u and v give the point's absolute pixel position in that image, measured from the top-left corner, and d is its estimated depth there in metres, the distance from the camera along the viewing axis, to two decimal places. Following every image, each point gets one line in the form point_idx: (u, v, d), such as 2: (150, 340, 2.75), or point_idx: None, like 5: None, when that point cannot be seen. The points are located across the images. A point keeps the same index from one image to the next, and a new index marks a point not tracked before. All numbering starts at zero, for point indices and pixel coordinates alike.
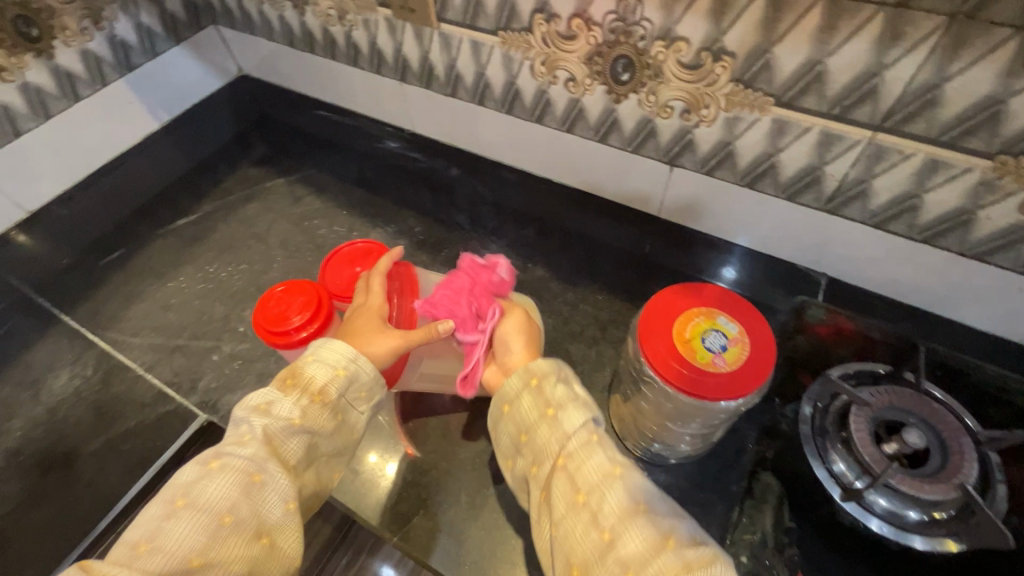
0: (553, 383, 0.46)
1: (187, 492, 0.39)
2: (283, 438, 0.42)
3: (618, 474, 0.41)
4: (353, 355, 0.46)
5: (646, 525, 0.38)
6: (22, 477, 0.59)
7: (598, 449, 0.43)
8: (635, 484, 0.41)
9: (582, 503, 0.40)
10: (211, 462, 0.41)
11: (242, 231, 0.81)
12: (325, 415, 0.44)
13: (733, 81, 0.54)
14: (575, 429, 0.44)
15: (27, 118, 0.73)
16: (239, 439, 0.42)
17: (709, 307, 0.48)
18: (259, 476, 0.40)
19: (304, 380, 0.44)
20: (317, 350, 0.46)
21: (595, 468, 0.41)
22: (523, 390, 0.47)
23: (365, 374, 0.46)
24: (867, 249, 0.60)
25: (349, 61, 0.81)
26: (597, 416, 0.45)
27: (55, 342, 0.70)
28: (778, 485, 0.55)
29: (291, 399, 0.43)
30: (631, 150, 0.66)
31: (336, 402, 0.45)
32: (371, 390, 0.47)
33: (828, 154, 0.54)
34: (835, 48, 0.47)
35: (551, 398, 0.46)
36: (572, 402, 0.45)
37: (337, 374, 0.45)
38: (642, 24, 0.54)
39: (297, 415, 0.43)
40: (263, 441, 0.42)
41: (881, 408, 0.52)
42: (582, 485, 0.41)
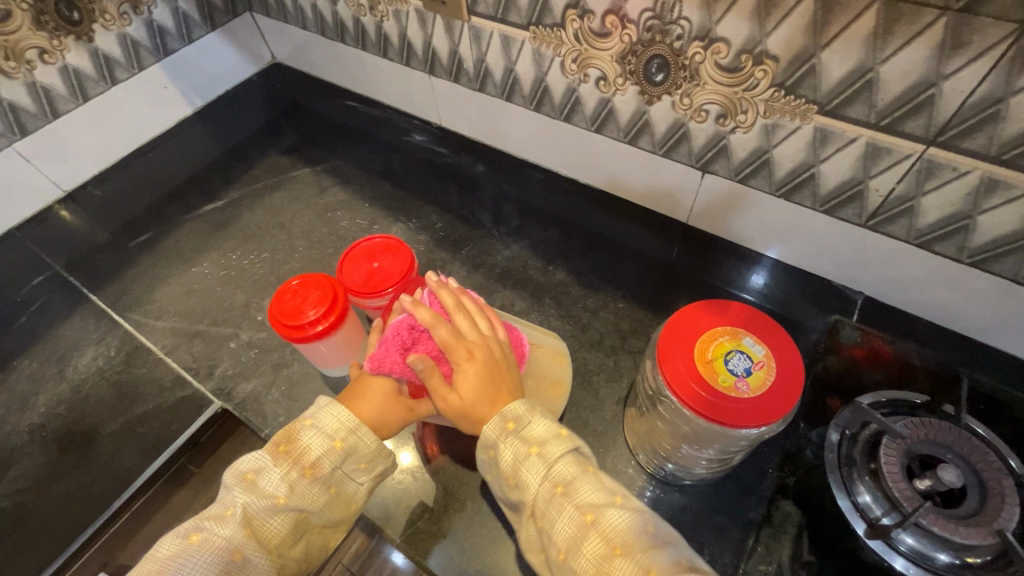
0: (505, 446, 0.43)
1: (161, 571, 0.39)
2: (265, 516, 0.41)
3: (591, 520, 0.39)
4: (353, 424, 0.44)
5: (626, 567, 0.37)
6: (45, 451, 0.60)
7: (566, 501, 0.40)
8: (608, 527, 0.39)
9: (564, 562, 0.39)
10: (191, 537, 0.40)
11: (267, 220, 0.81)
12: (316, 491, 0.43)
13: (774, 86, 0.51)
14: (539, 485, 0.41)
15: (65, 99, 0.75)
16: (221, 512, 0.41)
17: (734, 326, 0.46)
18: (238, 554, 0.40)
19: (297, 450, 0.43)
20: (316, 413, 0.45)
21: (567, 524, 0.40)
22: (490, 453, 0.44)
23: (365, 445, 0.45)
24: (909, 269, 0.57)
25: (379, 53, 0.80)
26: (561, 459, 0.42)
27: (83, 320, 0.72)
28: (799, 516, 0.52)
29: (281, 472, 0.42)
30: (662, 153, 0.64)
31: (328, 477, 0.43)
32: (372, 460, 0.45)
33: (874, 168, 0.51)
34: (889, 55, 0.44)
35: (505, 462, 0.43)
36: (522, 460, 0.42)
37: (334, 445, 0.43)
38: (680, 24, 0.52)
39: (283, 493, 0.41)
40: (241, 521, 0.40)
41: (915, 442, 0.49)
42: (558, 543, 0.40)
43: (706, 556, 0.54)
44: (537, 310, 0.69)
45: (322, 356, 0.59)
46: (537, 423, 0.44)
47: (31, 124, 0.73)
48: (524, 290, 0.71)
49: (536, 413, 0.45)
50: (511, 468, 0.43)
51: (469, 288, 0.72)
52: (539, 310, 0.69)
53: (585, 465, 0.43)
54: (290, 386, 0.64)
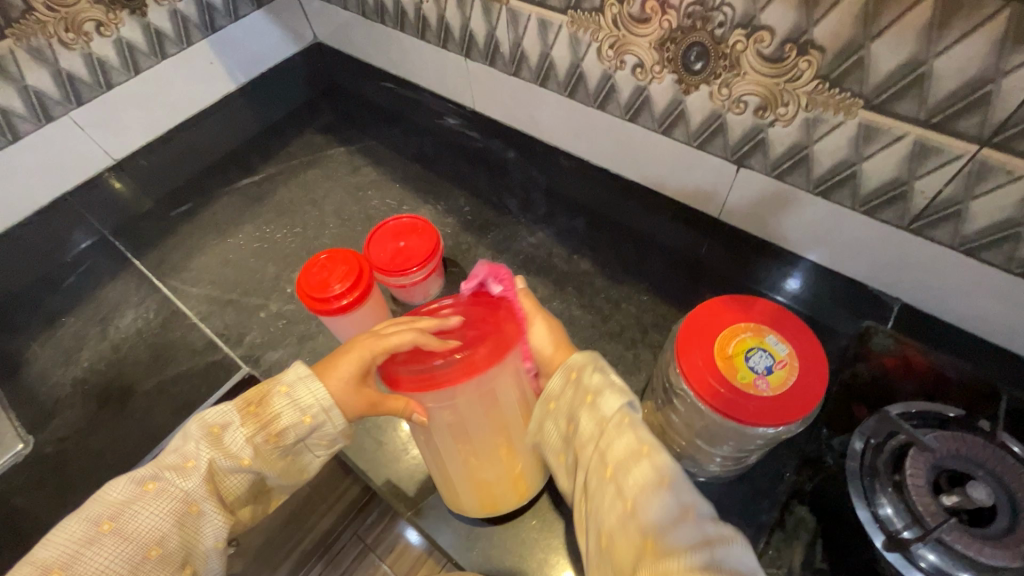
0: (591, 372, 0.44)
1: (114, 515, 0.39)
2: (226, 473, 0.42)
3: (646, 450, 0.39)
4: (328, 405, 0.44)
5: (666, 497, 0.36)
6: (85, 403, 0.64)
7: (627, 430, 0.40)
8: (662, 459, 0.38)
9: (609, 479, 0.39)
10: (147, 485, 0.40)
11: (301, 196, 0.83)
12: (276, 457, 0.44)
13: (818, 79, 0.49)
14: (608, 412, 0.42)
15: (119, 72, 0.78)
16: (180, 464, 0.41)
17: (758, 323, 0.45)
18: (194, 507, 0.41)
19: (267, 414, 0.43)
20: (292, 381, 0.44)
21: (624, 446, 0.40)
22: (572, 377, 0.45)
23: (332, 426, 0.45)
24: (953, 276, 0.54)
25: (417, 35, 0.80)
26: (638, 401, 0.43)
27: (126, 282, 0.75)
28: (813, 523, 0.51)
29: (246, 434, 0.42)
30: (696, 145, 0.62)
31: (290, 447, 0.44)
32: (334, 439, 0.46)
33: (921, 168, 0.49)
34: (944, 48, 0.41)
35: (588, 387, 0.44)
36: (611, 388, 0.43)
37: (303, 420, 0.43)
38: (722, 10, 0.50)
39: (248, 456, 0.42)
40: (205, 476, 0.41)
41: (945, 455, 0.47)
42: (610, 462, 0.40)
43: None
44: (559, 298, 0.69)
45: (344, 330, 0.60)
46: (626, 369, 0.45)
47: (86, 95, 0.77)
48: (548, 277, 0.71)
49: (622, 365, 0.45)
50: (591, 390, 0.43)
51: None
52: (561, 298, 0.69)
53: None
54: (314, 357, 0.66)
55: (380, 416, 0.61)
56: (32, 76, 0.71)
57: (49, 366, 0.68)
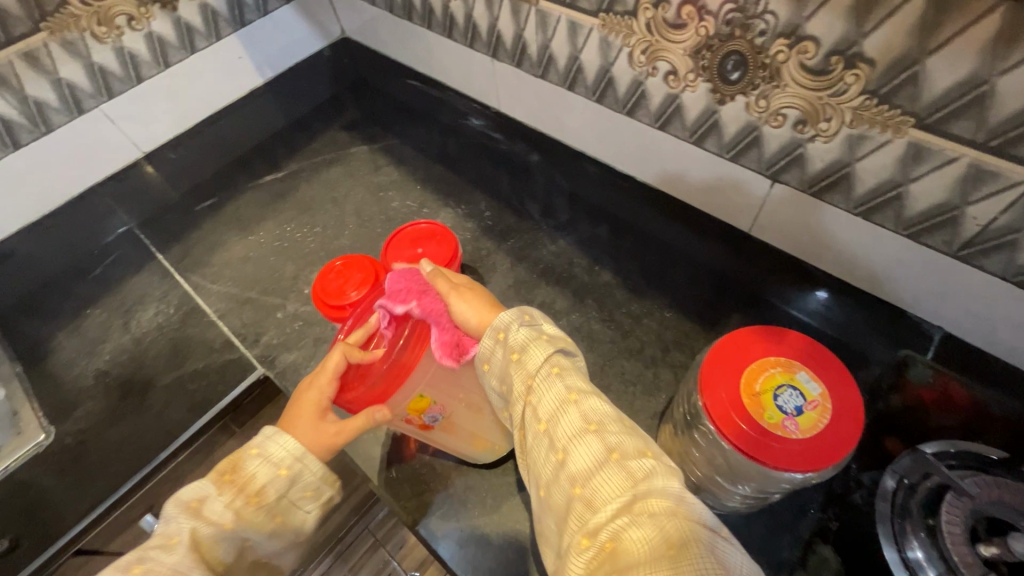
0: (517, 329, 0.43)
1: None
2: (213, 542, 0.42)
3: (574, 400, 0.41)
4: (300, 452, 0.44)
5: (595, 444, 0.39)
6: (106, 396, 0.65)
7: (558, 383, 0.42)
8: (591, 407, 0.41)
9: (545, 432, 0.41)
10: (133, 568, 0.39)
11: (323, 194, 0.83)
12: (261, 519, 0.43)
13: (865, 94, 0.46)
14: (539, 368, 0.42)
15: (149, 65, 0.78)
16: (164, 541, 0.40)
17: (787, 357, 0.43)
18: None
19: (243, 478, 0.43)
20: (263, 442, 0.44)
21: (555, 398, 0.41)
22: (500, 336, 0.44)
23: (311, 473, 0.45)
24: (1003, 309, 0.50)
25: (444, 33, 0.79)
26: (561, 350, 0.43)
27: (150, 276, 0.76)
28: (836, 562, 0.50)
29: (225, 501, 0.42)
30: (728, 157, 0.60)
31: (274, 504, 0.44)
32: (319, 488, 0.46)
33: (974, 193, 0.45)
34: (1010, 67, 0.38)
35: (513, 344, 0.43)
36: (534, 343, 0.43)
37: (280, 474, 0.44)
38: (764, 18, 0.47)
39: (230, 520, 0.42)
40: (190, 548, 0.41)
41: (985, 503, 0.44)
42: (540, 416, 0.41)
43: None
44: (578, 310, 0.67)
45: None
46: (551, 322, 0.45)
47: (117, 88, 0.77)
48: (567, 288, 0.70)
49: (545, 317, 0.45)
50: (518, 349, 0.43)
51: (510, 281, 0.71)
52: (580, 310, 0.67)
53: (578, 365, 0.44)
54: None
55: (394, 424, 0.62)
56: (65, 68, 0.71)
57: (74, 356, 0.69)
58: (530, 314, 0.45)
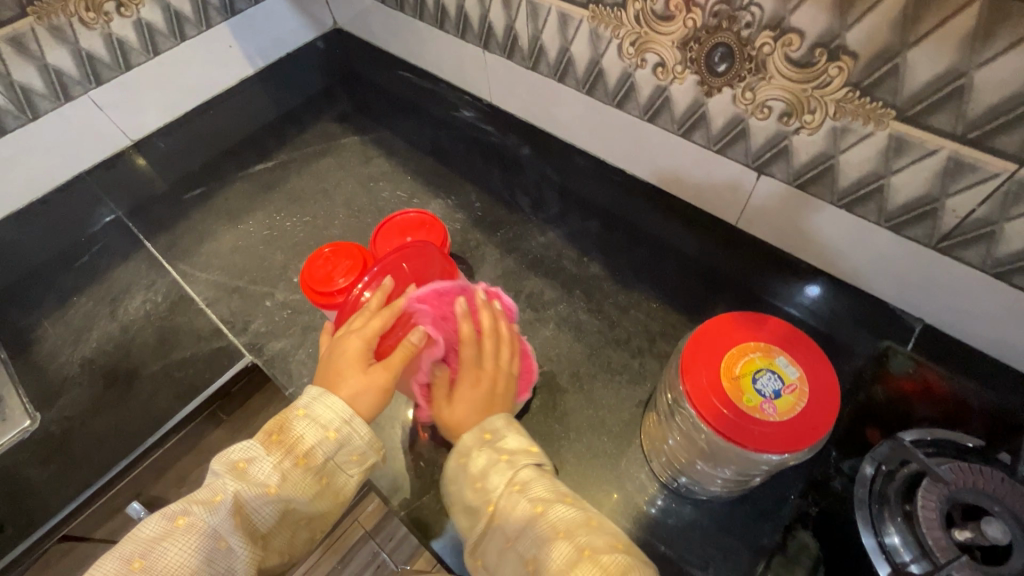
0: (478, 450, 0.46)
1: (145, 553, 0.38)
2: (255, 504, 0.41)
3: (540, 513, 0.41)
4: (348, 415, 0.43)
5: (565, 547, 0.39)
6: (92, 384, 0.65)
7: (520, 498, 0.42)
8: (557, 517, 0.41)
9: (510, 550, 0.42)
10: (177, 520, 0.39)
11: (313, 185, 0.83)
12: (308, 481, 0.43)
13: (848, 86, 0.46)
14: (500, 489, 0.44)
15: (138, 53, 0.78)
16: (209, 498, 0.40)
17: (768, 343, 0.43)
18: (223, 542, 0.40)
19: (291, 440, 0.42)
20: (310, 404, 0.44)
21: (518, 518, 0.42)
22: (462, 457, 0.46)
23: (360, 438, 0.44)
24: (980, 300, 0.51)
25: (436, 24, 0.79)
26: (526, 470, 0.44)
27: (137, 264, 0.76)
28: (815, 548, 0.50)
29: (273, 462, 0.42)
30: (716, 149, 0.60)
31: (321, 468, 0.43)
32: (364, 453, 0.45)
33: (953, 185, 0.46)
34: (987, 59, 0.39)
35: (475, 470, 0.45)
36: (492, 468, 0.44)
37: (327, 437, 0.43)
38: (750, 10, 0.48)
39: (276, 483, 0.41)
40: (233, 508, 0.40)
41: (960, 489, 0.45)
42: (508, 537, 0.42)
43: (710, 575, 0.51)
44: (566, 301, 0.68)
45: None
46: (511, 438, 0.46)
47: (106, 75, 0.77)
48: (555, 279, 0.70)
49: (510, 427, 0.47)
50: (479, 472, 0.45)
51: (499, 272, 0.71)
52: (567, 301, 0.68)
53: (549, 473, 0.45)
54: (316, 349, 0.66)
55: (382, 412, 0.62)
56: (52, 54, 0.70)
57: (59, 344, 0.69)
58: (495, 420, 0.47)
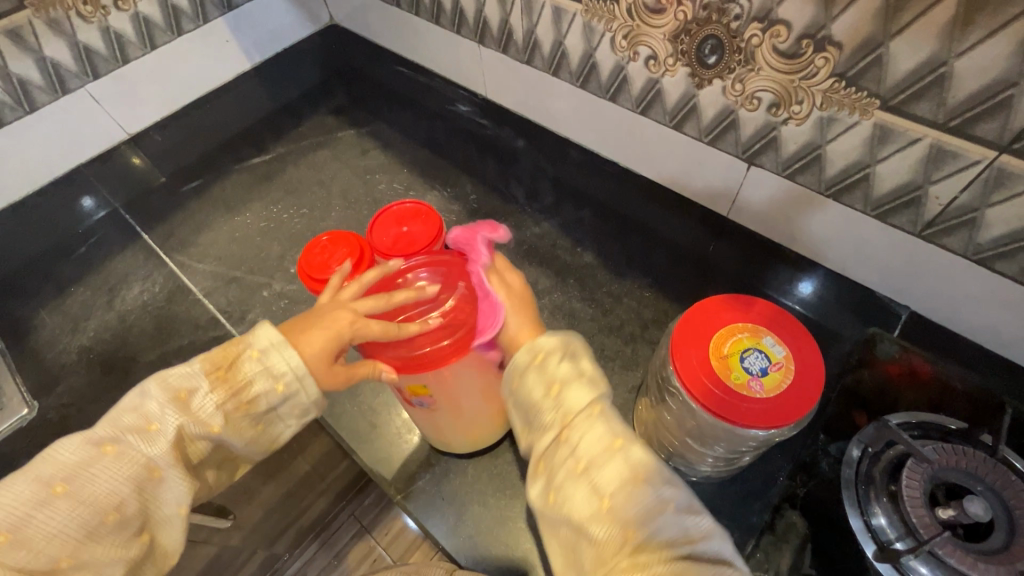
0: (559, 359, 0.43)
1: (69, 477, 0.39)
2: (191, 439, 0.41)
3: (618, 447, 0.39)
4: (302, 373, 0.42)
5: (647, 494, 0.37)
6: (89, 371, 0.66)
7: (598, 420, 0.40)
8: (634, 458, 0.39)
9: (583, 472, 0.38)
10: (105, 447, 0.39)
11: (310, 176, 0.84)
12: (244, 425, 0.42)
13: (834, 76, 0.47)
14: (580, 404, 0.41)
15: (135, 46, 0.78)
16: (142, 427, 0.40)
17: (755, 324, 0.44)
18: (155, 473, 0.40)
19: (237, 378, 0.41)
20: (268, 350, 0.42)
21: (596, 443, 0.39)
22: (537, 358, 0.43)
23: (306, 396, 0.43)
24: (964, 285, 0.52)
25: (432, 19, 0.80)
26: (603, 391, 0.42)
27: (134, 255, 0.77)
28: (803, 527, 0.51)
29: (215, 400, 0.41)
30: (707, 141, 0.61)
31: (261, 414, 0.43)
32: (306, 410, 0.44)
33: (936, 173, 0.47)
34: (966, 48, 0.40)
35: (554, 377, 0.42)
36: (575, 380, 0.42)
37: (275, 388, 0.42)
38: (738, 2, 0.49)
39: (217, 423, 0.41)
40: (170, 443, 0.40)
41: (943, 468, 0.46)
42: (581, 456, 0.39)
43: None
44: (560, 290, 0.69)
45: None
46: (589, 360, 0.44)
47: (103, 68, 0.77)
48: (549, 269, 0.71)
49: (584, 351, 0.44)
50: (557, 382, 0.42)
51: None
52: (561, 290, 0.69)
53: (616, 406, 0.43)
54: None
55: (380, 398, 0.62)
56: (50, 47, 0.71)
57: (56, 333, 0.69)
58: (573, 343, 0.44)
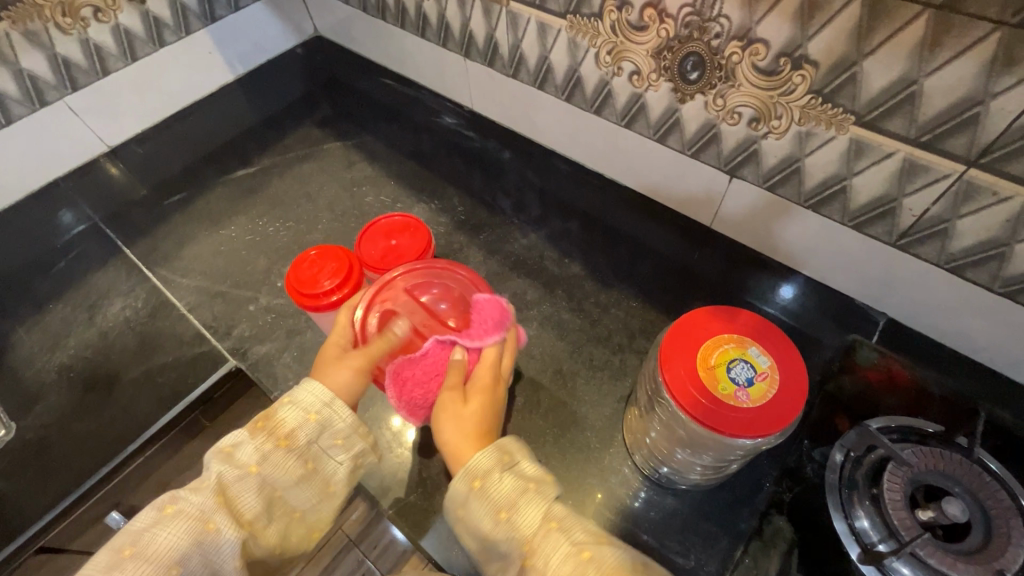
0: (498, 474, 0.44)
1: (135, 540, 0.40)
2: (241, 487, 0.44)
3: (588, 557, 0.39)
4: (328, 399, 0.48)
5: None
6: (70, 390, 0.64)
7: (560, 537, 0.41)
8: (606, 563, 0.39)
9: None
10: (166, 508, 0.41)
11: (295, 189, 0.83)
12: (291, 462, 0.46)
13: (811, 93, 0.49)
14: (533, 524, 0.42)
15: (116, 59, 0.77)
16: (197, 484, 0.43)
17: (740, 335, 0.45)
18: (212, 524, 0.41)
19: (273, 423, 0.46)
20: (295, 391, 0.48)
21: (561, 561, 0.40)
22: (476, 483, 0.44)
23: (340, 419, 0.48)
24: (937, 293, 0.54)
25: (417, 32, 0.80)
26: (551, 500, 0.44)
27: (116, 270, 0.75)
28: (790, 532, 0.52)
29: (256, 443, 0.45)
30: (690, 154, 0.63)
31: (303, 449, 0.46)
32: (348, 437, 0.48)
33: (909, 186, 0.49)
34: (935, 68, 0.42)
35: (498, 499, 0.43)
36: (521, 495, 0.43)
37: (309, 418, 0.47)
38: (719, 21, 0.50)
39: (257, 462, 0.45)
40: (219, 488, 0.43)
41: (921, 471, 0.48)
42: None
43: (692, 560, 0.53)
44: (549, 301, 0.69)
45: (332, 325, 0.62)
46: (527, 463, 0.46)
47: (82, 80, 0.76)
48: (538, 280, 0.72)
49: (525, 453, 0.47)
50: (505, 501, 0.43)
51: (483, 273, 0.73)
52: (550, 301, 0.69)
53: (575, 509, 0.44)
54: (301, 352, 0.66)
55: (370, 415, 0.62)
56: (28, 59, 0.70)
57: (35, 351, 0.68)
58: (506, 449, 0.46)
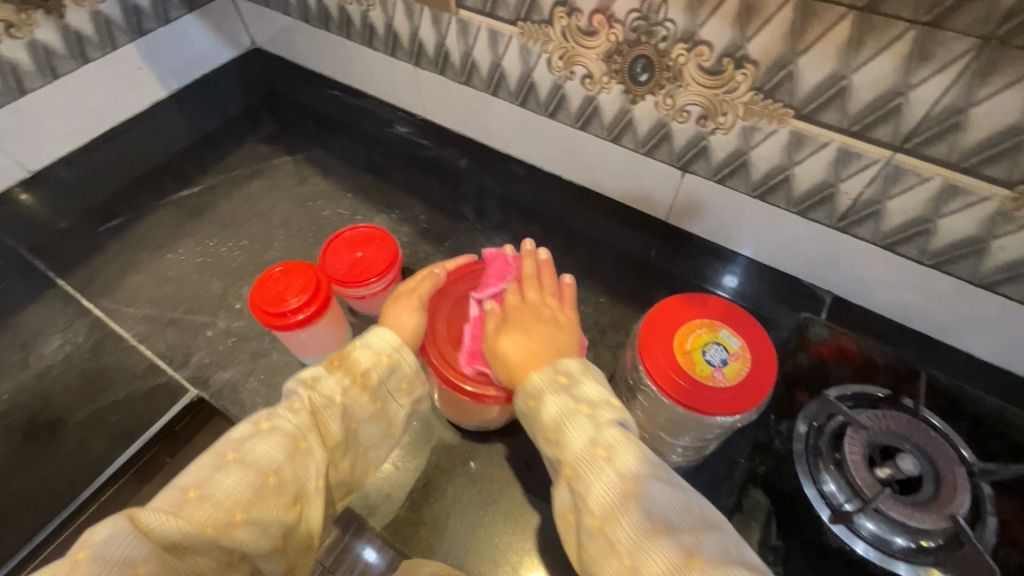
0: (551, 399, 0.42)
1: (238, 447, 0.40)
2: (327, 414, 0.43)
3: (632, 491, 0.37)
4: (397, 344, 0.48)
5: (668, 548, 0.35)
6: (7, 440, 0.59)
7: (606, 466, 0.38)
8: (646, 501, 0.37)
9: (599, 529, 0.37)
10: (262, 423, 0.41)
11: (245, 208, 0.80)
12: (365, 400, 0.45)
13: (753, 90, 0.53)
14: (581, 447, 0.40)
15: (33, 76, 0.72)
16: (288, 407, 0.43)
17: (711, 318, 0.48)
18: (303, 443, 0.41)
19: (349, 362, 0.46)
20: (365, 336, 0.48)
21: (606, 491, 0.38)
22: (532, 403, 0.44)
23: (407, 364, 0.48)
24: (875, 269, 0.60)
25: (364, 42, 0.79)
26: (614, 421, 0.40)
27: (49, 305, 0.69)
28: (767, 503, 0.55)
29: (336, 378, 0.45)
30: (643, 152, 0.65)
31: (377, 388, 0.46)
32: (412, 381, 0.49)
33: (845, 172, 0.53)
34: (861, 64, 0.46)
35: (549, 420, 0.42)
36: (570, 419, 0.41)
37: (382, 360, 0.47)
38: (665, 25, 0.53)
39: (340, 394, 0.44)
40: (310, 412, 0.43)
41: (876, 432, 0.52)
42: (594, 510, 0.37)
43: None
44: None
45: (299, 344, 0.59)
46: (588, 384, 0.43)
47: None
48: None
49: (588, 374, 0.44)
50: (554, 423, 0.41)
51: None
52: None
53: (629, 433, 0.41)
54: (268, 375, 0.63)
55: None
56: None
57: None
58: (590, 369, 0.45)
